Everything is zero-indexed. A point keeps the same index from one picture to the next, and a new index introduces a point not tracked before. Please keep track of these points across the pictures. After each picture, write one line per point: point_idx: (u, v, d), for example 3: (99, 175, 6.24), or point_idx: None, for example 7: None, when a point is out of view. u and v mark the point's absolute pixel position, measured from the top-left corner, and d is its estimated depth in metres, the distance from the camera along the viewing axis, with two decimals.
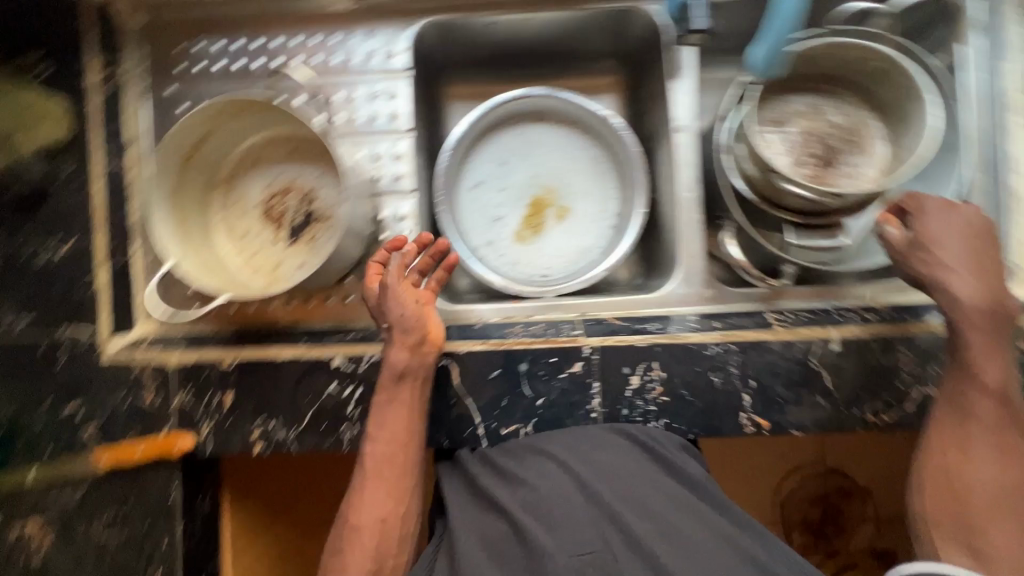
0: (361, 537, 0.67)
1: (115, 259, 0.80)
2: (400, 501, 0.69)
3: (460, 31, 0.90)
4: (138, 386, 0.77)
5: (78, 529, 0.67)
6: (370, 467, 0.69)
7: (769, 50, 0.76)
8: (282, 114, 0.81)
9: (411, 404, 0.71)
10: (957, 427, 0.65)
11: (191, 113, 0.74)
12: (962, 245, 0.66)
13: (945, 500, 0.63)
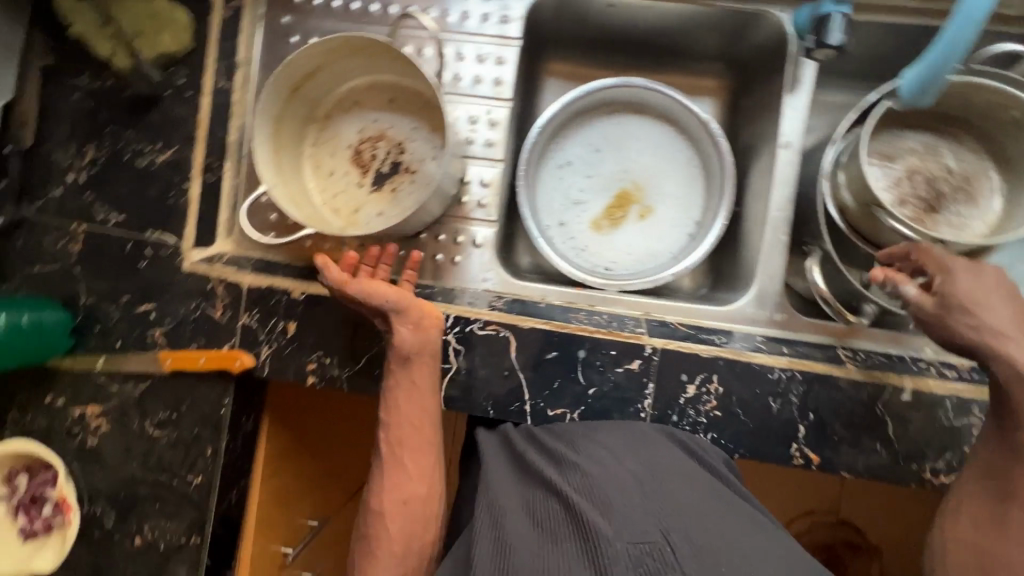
0: (388, 518, 0.67)
1: (206, 174, 0.81)
2: (421, 482, 0.69)
3: (576, 8, 0.88)
4: (208, 298, 0.79)
5: (134, 422, 0.80)
6: (387, 450, 0.70)
7: (925, 77, 0.60)
8: (393, 63, 0.82)
9: (421, 382, 0.71)
10: (999, 501, 0.59)
11: (309, 45, 0.76)
12: (1010, 309, 0.59)
13: (967, 562, 0.59)
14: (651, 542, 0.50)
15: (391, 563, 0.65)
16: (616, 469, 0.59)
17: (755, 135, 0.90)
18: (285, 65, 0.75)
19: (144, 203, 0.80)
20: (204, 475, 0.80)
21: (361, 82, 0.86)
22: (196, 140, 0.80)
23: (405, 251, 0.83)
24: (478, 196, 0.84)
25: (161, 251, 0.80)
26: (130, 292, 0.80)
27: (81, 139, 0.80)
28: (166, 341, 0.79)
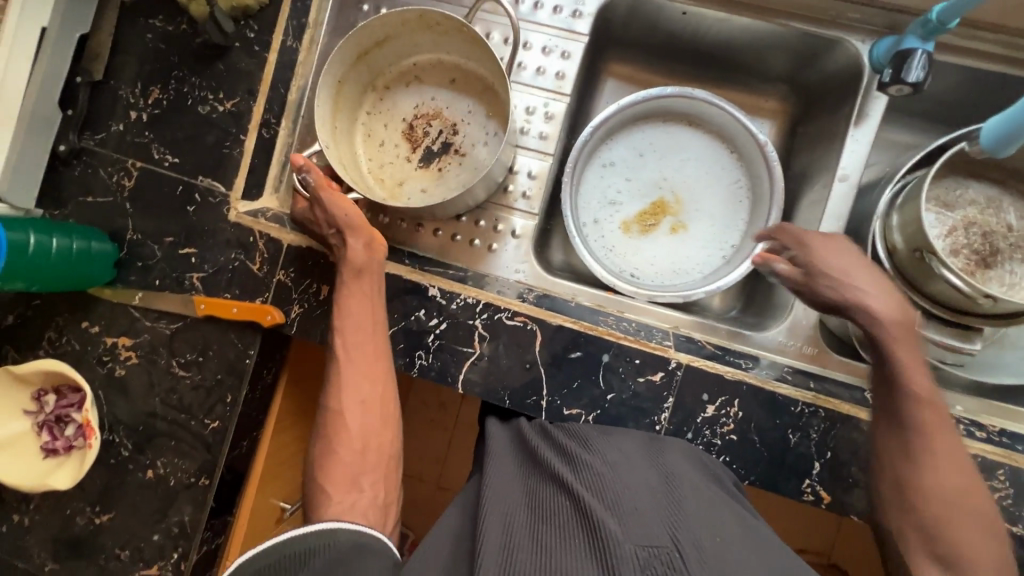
0: (350, 420, 0.70)
1: (262, 129, 0.83)
2: (373, 385, 0.72)
3: (649, 12, 0.87)
4: (249, 250, 0.81)
5: (160, 359, 0.82)
6: (343, 355, 0.72)
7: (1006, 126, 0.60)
8: (462, 45, 0.82)
9: (365, 289, 0.74)
10: (900, 439, 0.64)
11: (386, 12, 0.76)
12: (867, 272, 0.66)
13: (906, 509, 0.62)
14: (661, 547, 0.49)
15: (355, 459, 0.69)
16: (630, 475, 0.59)
17: (811, 164, 0.89)
18: (357, 31, 0.75)
19: (199, 149, 0.82)
20: (221, 420, 0.82)
21: (427, 57, 0.86)
22: (257, 95, 0.81)
23: (445, 231, 0.84)
24: (524, 186, 0.84)
25: (209, 198, 0.82)
26: (174, 234, 0.82)
27: (148, 78, 0.82)
28: (202, 287, 0.81)
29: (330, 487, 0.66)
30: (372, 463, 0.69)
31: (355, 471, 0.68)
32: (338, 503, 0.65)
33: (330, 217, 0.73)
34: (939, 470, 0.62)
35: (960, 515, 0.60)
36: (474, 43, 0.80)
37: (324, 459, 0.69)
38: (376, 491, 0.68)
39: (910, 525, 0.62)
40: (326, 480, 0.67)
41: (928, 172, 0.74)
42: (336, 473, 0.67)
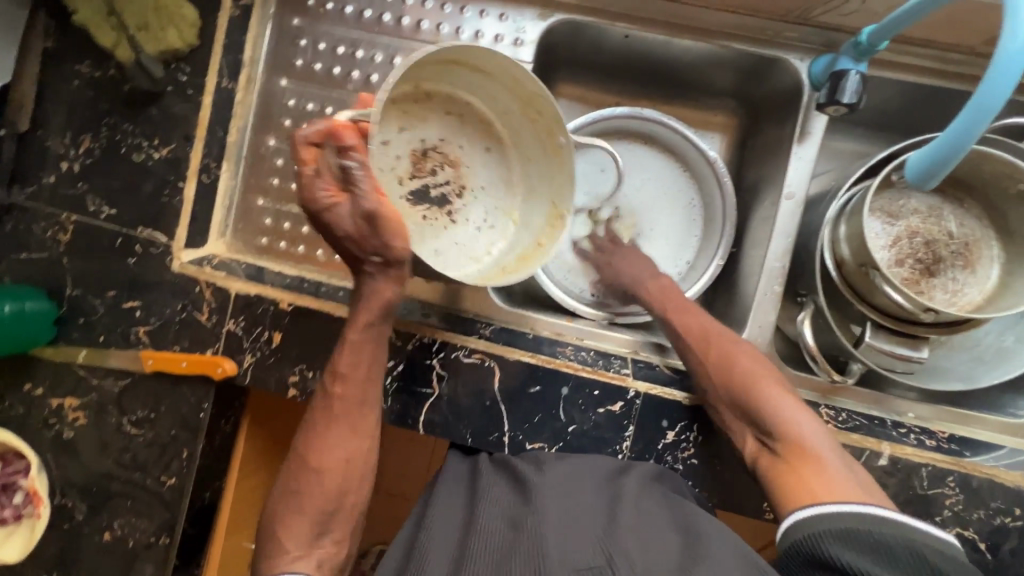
0: (323, 476, 0.67)
1: (203, 175, 0.80)
2: (356, 445, 0.69)
3: (592, 35, 0.85)
4: (196, 301, 0.78)
5: (110, 417, 0.80)
6: (337, 407, 0.68)
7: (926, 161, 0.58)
8: (526, 129, 0.76)
9: (372, 352, 0.69)
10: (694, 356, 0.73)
11: (498, 53, 0.68)
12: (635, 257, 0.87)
13: (723, 403, 0.69)
14: (593, 568, 0.50)
15: (317, 514, 0.66)
16: (576, 504, 0.60)
17: (759, 179, 0.90)
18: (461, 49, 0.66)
19: (136, 199, 0.79)
20: (178, 476, 0.80)
21: (485, 116, 0.78)
22: (194, 140, 0.79)
23: None
24: None
25: (150, 249, 0.79)
26: (117, 289, 0.79)
27: (77, 127, 0.79)
28: (149, 340, 0.79)
29: (291, 544, 0.64)
30: (336, 520, 0.67)
31: (315, 528, 0.65)
32: (296, 558, 0.63)
33: (376, 243, 0.61)
34: (713, 350, 0.71)
35: (751, 376, 0.68)
36: (545, 134, 0.73)
37: (288, 508, 0.66)
38: (334, 548, 0.66)
39: (725, 404, 0.69)
40: (287, 533, 0.65)
41: (870, 186, 0.75)
42: (299, 531, 0.64)
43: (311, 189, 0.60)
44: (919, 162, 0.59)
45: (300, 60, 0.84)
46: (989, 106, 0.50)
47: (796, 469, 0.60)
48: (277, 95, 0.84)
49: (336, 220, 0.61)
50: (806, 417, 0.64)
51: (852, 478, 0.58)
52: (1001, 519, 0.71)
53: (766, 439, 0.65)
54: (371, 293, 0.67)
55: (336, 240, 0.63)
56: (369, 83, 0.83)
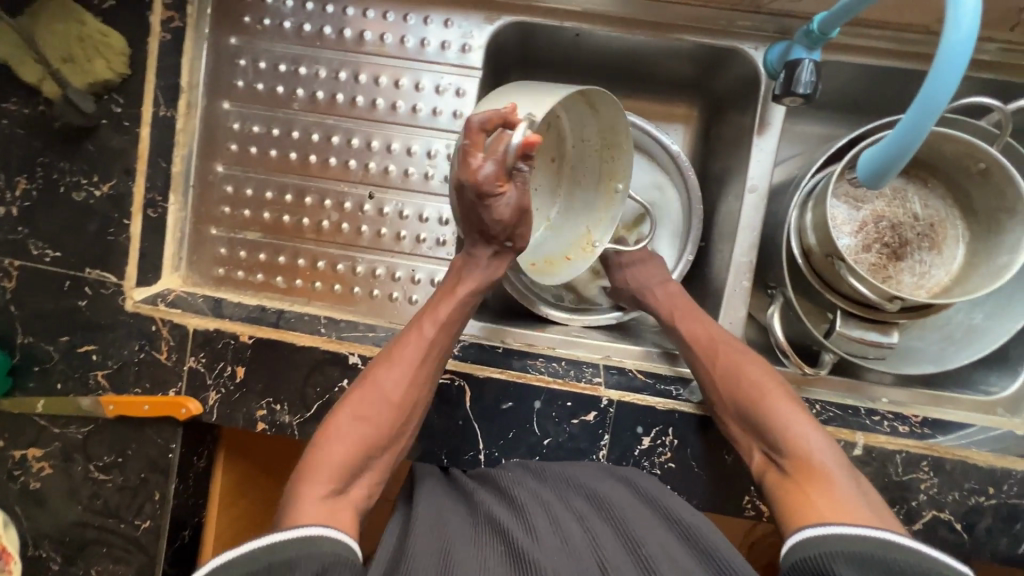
0: (376, 413, 0.66)
1: (149, 210, 0.77)
2: (419, 390, 0.69)
3: (543, 34, 0.82)
4: (153, 340, 0.76)
5: (77, 465, 0.78)
6: (419, 350, 0.69)
7: (881, 157, 0.56)
8: (588, 168, 0.84)
9: (467, 303, 0.73)
10: (706, 366, 0.73)
11: (619, 111, 0.75)
12: (644, 265, 0.85)
13: (732, 414, 0.69)
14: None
15: (353, 451, 0.63)
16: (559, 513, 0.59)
17: (722, 171, 0.88)
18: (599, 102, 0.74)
19: (81, 239, 0.75)
20: (152, 519, 0.78)
21: (561, 132, 0.83)
22: (134, 173, 0.75)
23: (362, 288, 0.82)
24: (437, 232, 0.81)
25: (100, 290, 0.76)
26: (70, 334, 0.76)
27: (11, 168, 0.75)
28: (109, 384, 0.76)
29: (325, 480, 0.59)
30: (366, 463, 0.64)
31: (347, 464, 0.61)
32: (320, 483, 0.59)
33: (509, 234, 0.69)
34: (719, 361, 0.72)
35: (759, 389, 0.68)
36: (606, 172, 0.82)
37: (332, 444, 0.63)
38: (357, 493, 0.62)
39: (729, 418, 0.69)
40: (322, 469, 0.60)
41: (834, 171, 0.74)
42: (334, 464, 0.61)
43: (475, 170, 0.62)
44: (871, 157, 0.57)
45: (241, 81, 0.80)
46: (934, 103, 0.49)
47: (804, 489, 0.59)
48: (220, 119, 0.81)
49: (487, 205, 0.65)
50: (813, 430, 0.63)
51: (859, 496, 0.57)
52: (975, 499, 0.71)
53: (773, 453, 0.64)
54: (486, 268, 0.73)
55: (471, 215, 0.68)
56: (315, 100, 0.80)
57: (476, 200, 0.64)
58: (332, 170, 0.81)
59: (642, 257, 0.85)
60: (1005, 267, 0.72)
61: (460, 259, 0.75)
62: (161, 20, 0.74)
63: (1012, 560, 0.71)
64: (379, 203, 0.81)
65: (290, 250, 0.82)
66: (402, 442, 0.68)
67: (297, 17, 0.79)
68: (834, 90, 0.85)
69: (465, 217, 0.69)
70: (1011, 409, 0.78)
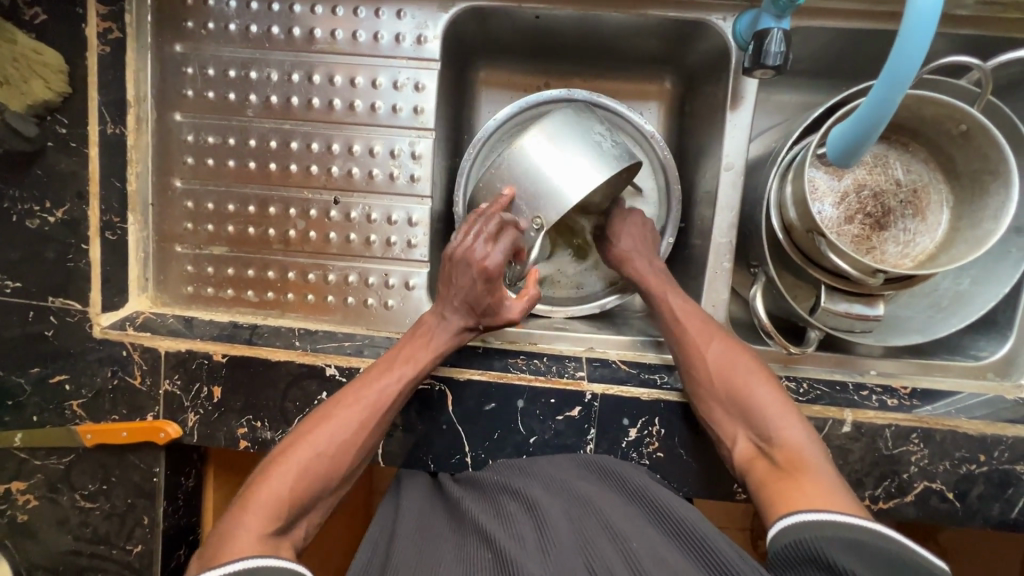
0: (335, 455, 0.62)
1: (106, 233, 0.75)
2: (373, 438, 0.66)
3: (501, 17, 0.79)
4: (125, 365, 0.74)
5: (62, 494, 0.77)
6: (383, 397, 0.66)
7: (852, 135, 0.53)
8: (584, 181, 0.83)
9: (437, 356, 0.70)
10: (697, 345, 0.70)
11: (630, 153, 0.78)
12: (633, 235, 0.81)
13: (720, 400, 0.67)
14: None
15: (297, 487, 0.59)
16: (556, 514, 0.58)
17: (698, 148, 0.86)
18: (610, 143, 0.74)
19: (38, 268, 0.73)
20: (144, 543, 0.78)
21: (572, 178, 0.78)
22: (88, 197, 0.72)
23: (335, 296, 0.80)
24: (407, 234, 0.79)
25: (66, 318, 0.74)
26: (41, 365, 0.75)
27: None
28: (86, 414, 0.75)
29: (269, 517, 0.55)
30: (310, 505, 0.60)
31: (288, 498, 0.58)
32: (262, 511, 0.55)
33: (490, 322, 0.70)
34: (711, 347, 0.70)
35: (747, 372, 0.67)
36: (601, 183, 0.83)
37: (281, 480, 0.59)
38: (295, 535, 0.58)
39: (714, 402, 0.67)
40: (268, 502, 0.56)
41: (811, 142, 0.71)
42: (277, 496, 0.57)
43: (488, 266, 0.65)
44: (842, 135, 0.55)
45: (190, 90, 0.77)
46: (904, 67, 0.46)
47: (792, 476, 0.57)
48: (173, 131, 0.78)
49: (479, 291, 0.67)
50: (797, 422, 0.62)
51: (845, 490, 0.55)
52: (967, 467, 0.70)
53: (761, 443, 0.62)
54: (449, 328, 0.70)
55: (461, 288, 0.68)
56: (269, 105, 0.77)
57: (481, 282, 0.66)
58: (294, 177, 0.78)
59: (638, 233, 0.82)
60: (990, 234, 0.70)
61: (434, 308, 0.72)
62: (98, 31, 0.70)
63: (1005, 524, 0.71)
64: (345, 208, 0.78)
65: (259, 263, 0.80)
66: (346, 485, 0.65)
67: (242, 18, 0.76)
68: (808, 55, 0.82)
69: (451, 285, 0.69)
70: (1001, 373, 0.78)
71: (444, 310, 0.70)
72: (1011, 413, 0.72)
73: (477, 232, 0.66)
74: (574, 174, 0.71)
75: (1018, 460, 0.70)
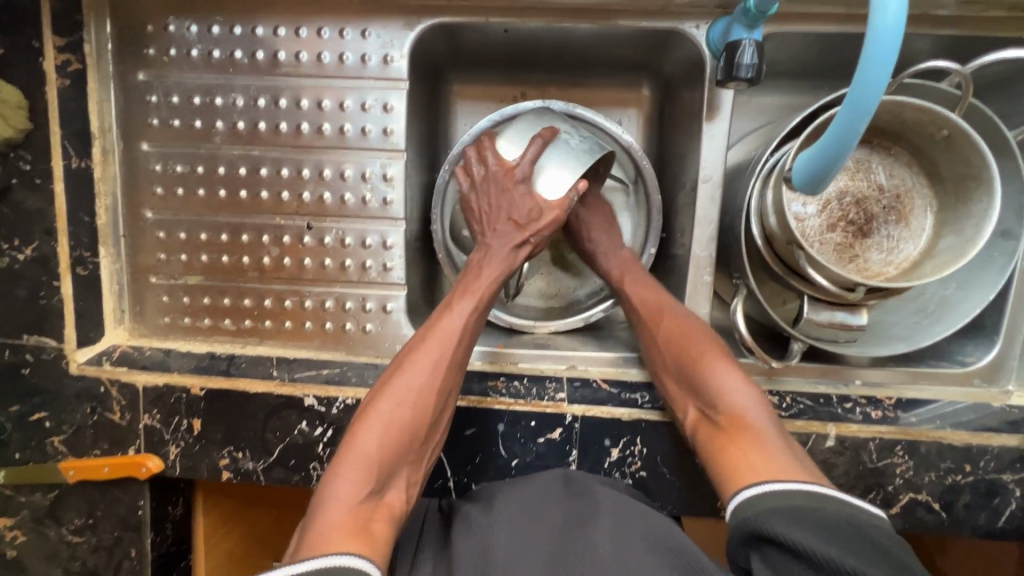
0: (414, 402, 0.63)
1: (78, 268, 0.74)
2: (449, 377, 0.66)
3: (470, 32, 0.77)
4: (103, 401, 0.74)
5: (49, 528, 0.77)
6: (447, 334, 0.67)
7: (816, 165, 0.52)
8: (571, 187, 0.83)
9: (496, 286, 0.71)
10: (652, 324, 0.73)
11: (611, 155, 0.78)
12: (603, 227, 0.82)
13: (676, 376, 0.69)
14: None
15: (382, 447, 0.60)
16: (525, 527, 0.59)
17: (677, 157, 0.84)
18: (578, 139, 0.74)
19: (10, 307, 0.72)
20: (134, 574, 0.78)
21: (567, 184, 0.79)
22: (56, 233, 0.71)
23: (313, 322, 0.79)
24: (382, 257, 0.78)
25: (42, 356, 0.73)
26: (20, 403, 0.74)
27: None
28: (67, 449, 0.75)
29: (360, 481, 0.57)
30: (399, 463, 0.61)
31: (377, 455, 0.60)
32: (349, 476, 0.58)
33: (538, 227, 0.72)
34: (665, 323, 0.72)
35: (702, 346, 0.68)
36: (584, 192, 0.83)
37: (368, 438, 0.60)
38: (392, 500, 0.60)
39: (668, 377, 0.70)
40: (358, 465, 0.58)
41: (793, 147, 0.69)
42: (366, 458, 0.59)
43: (513, 167, 0.73)
44: (807, 166, 0.53)
45: (155, 118, 0.76)
46: (868, 100, 0.45)
47: (734, 440, 0.60)
48: (141, 162, 0.77)
49: (516, 193, 0.72)
50: (745, 388, 0.64)
51: (787, 452, 0.57)
52: (952, 477, 0.70)
53: (709, 413, 0.64)
54: (504, 252, 0.72)
55: (501, 206, 0.73)
56: (236, 131, 0.75)
57: (507, 188, 0.72)
58: (265, 204, 0.77)
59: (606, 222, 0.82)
60: (973, 241, 0.68)
61: (482, 245, 0.73)
62: (56, 65, 0.69)
63: (992, 532, 0.71)
64: (319, 233, 0.77)
65: (235, 291, 0.79)
66: (438, 431, 0.66)
67: (205, 44, 0.74)
68: (786, 57, 0.79)
69: (487, 214, 0.73)
70: (989, 379, 0.76)
71: (492, 240, 0.73)
72: (998, 422, 0.71)
73: (485, 152, 0.74)
74: (562, 164, 0.73)
75: (1005, 469, 0.69)
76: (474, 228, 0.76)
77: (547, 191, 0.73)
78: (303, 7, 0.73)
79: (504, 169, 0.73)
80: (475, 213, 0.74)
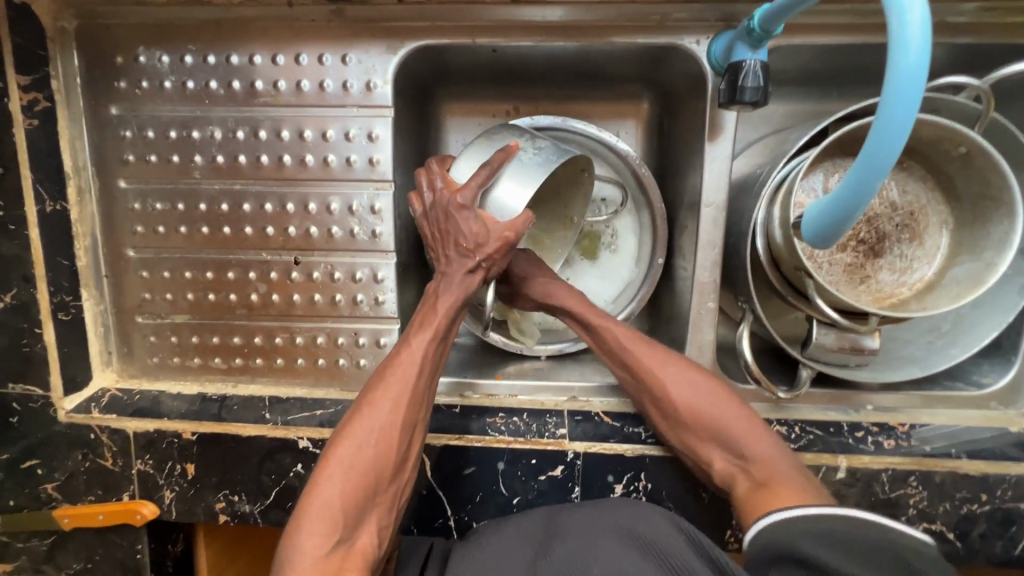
0: (377, 443, 0.58)
1: (59, 314, 0.72)
2: (412, 412, 0.60)
3: (454, 53, 0.73)
4: (94, 447, 0.72)
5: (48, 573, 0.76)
6: (406, 363, 0.60)
7: (829, 218, 0.49)
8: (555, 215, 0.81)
9: (459, 308, 0.63)
10: (654, 375, 0.67)
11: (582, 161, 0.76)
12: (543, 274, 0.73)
13: (691, 427, 0.65)
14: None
15: (343, 492, 0.55)
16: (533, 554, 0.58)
17: (677, 174, 0.80)
18: (532, 153, 0.63)
19: None
20: None
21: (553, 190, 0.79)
22: (35, 280, 0.69)
23: (306, 359, 0.77)
24: (373, 291, 0.75)
25: (28, 404, 0.71)
26: (4, 451, 0.71)
27: None
28: (62, 496, 0.74)
29: (325, 533, 0.54)
30: (368, 509, 0.56)
31: (340, 504, 0.55)
32: (312, 530, 0.54)
33: (489, 252, 0.61)
34: (668, 373, 0.67)
35: (709, 396, 0.66)
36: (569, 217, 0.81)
37: (330, 488, 0.56)
38: (365, 543, 0.55)
39: (682, 428, 0.66)
40: (321, 517, 0.54)
41: (807, 160, 0.64)
42: (331, 509, 0.54)
43: (460, 188, 0.61)
44: (819, 217, 0.50)
45: (131, 154, 0.73)
46: (882, 160, 0.43)
47: (772, 490, 0.59)
48: (118, 200, 0.74)
49: (462, 216, 0.60)
50: (767, 435, 0.63)
51: (814, 486, 0.59)
52: (968, 507, 0.68)
53: (736, 459, 0.63)
54: (458, 282, 0.62)
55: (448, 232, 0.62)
56: (216, 165, 0.72)
57: (447, 214, 0.61)
58: (250, 240, 0.74)
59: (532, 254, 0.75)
60: (994, 266, 0.64)
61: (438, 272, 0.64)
62: (22, 105, 0.66)
63: (1008, 560, 0.69)
64: (307, 267, 0.74)
65: (224, 329, 0.77)
66: (410, 466, 0.60)
67: (177, 74, 0.70)
68: (793, 66, 0.75)
69: (439, 241, 0.63)
70: (1006, 401, 0.74)
71: (446, 267, 0.63)
72: (1017, 448, 0.69)
73: (434, 175, 0.62)
74: (517, 177, 0.62)
75: None
76: (428, 253, 0.66)
77: (501, 214, 0.62)
78: (279, 33, 0.69)
79: (452, 191, 0.61)
80: (428, 239, 0.64)
